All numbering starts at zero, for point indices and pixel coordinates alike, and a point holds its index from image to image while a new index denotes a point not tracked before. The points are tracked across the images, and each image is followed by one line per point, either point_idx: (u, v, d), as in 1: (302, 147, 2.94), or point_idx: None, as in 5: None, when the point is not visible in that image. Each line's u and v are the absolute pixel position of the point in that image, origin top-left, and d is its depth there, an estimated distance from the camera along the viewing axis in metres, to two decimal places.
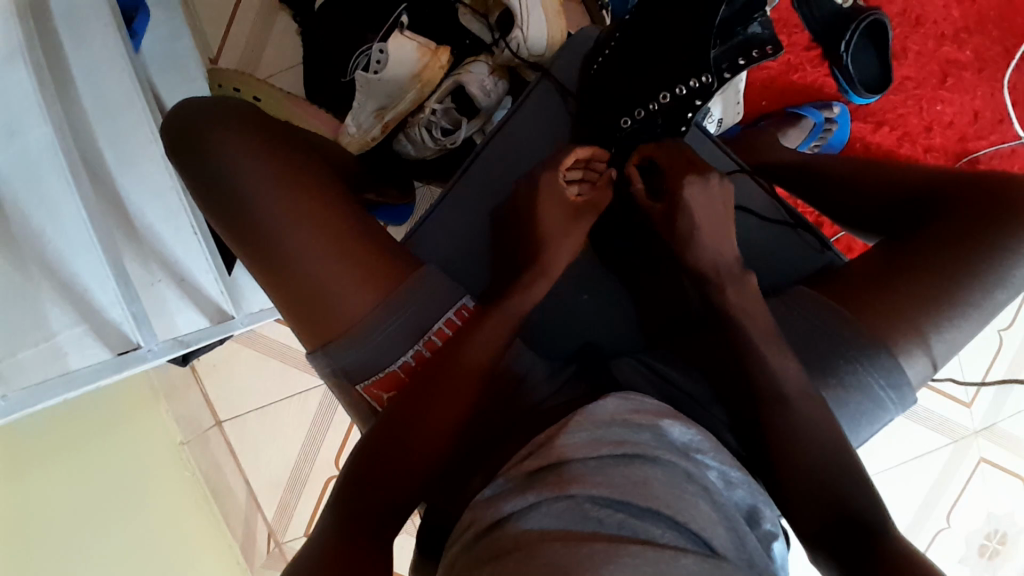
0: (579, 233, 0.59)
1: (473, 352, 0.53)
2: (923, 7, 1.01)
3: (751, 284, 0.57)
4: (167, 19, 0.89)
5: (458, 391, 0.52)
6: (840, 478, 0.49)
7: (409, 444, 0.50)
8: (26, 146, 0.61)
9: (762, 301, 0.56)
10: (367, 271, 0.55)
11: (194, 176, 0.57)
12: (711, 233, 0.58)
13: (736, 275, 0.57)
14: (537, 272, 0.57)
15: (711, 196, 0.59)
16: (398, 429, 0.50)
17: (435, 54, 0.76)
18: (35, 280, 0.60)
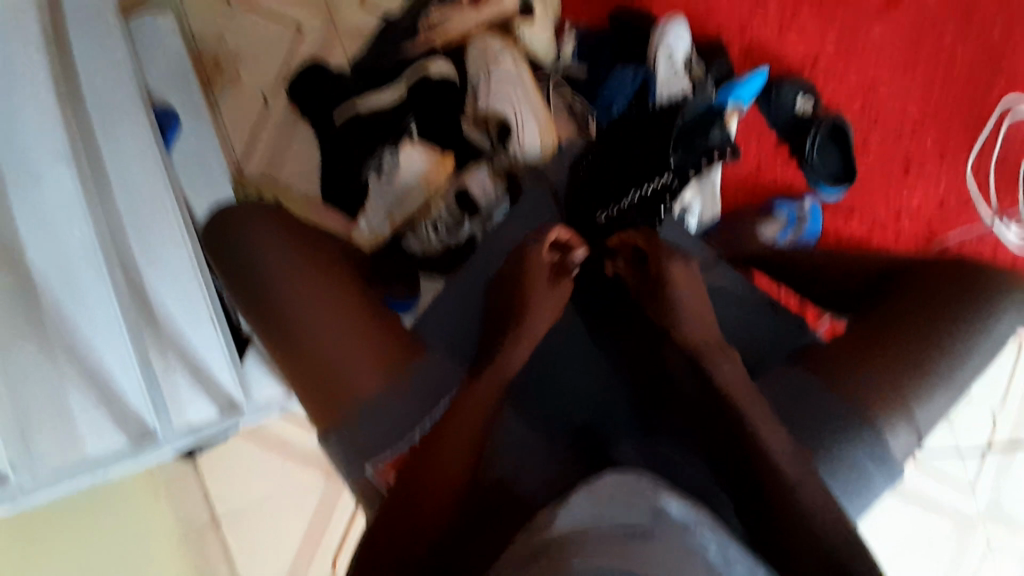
0: (557, 300, 0.66)
1: (465, 413, 0.57)
2: (882, 107, 1.11)
3: (736, 359, 0.60)
4: (195, 128, 0.99)
5: (461, 445, 0.55)
6: (846, 553, 0.48)
7: (411, 509, 0.52)
8: (67, 241, 0.66)
9: (740, 368, 0.59)
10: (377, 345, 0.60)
11: (228, 266, 0.65)
12: (701, 310, 0.63)
13: (720, 352, 0.60)
14: (517, 339, 0.63)
15: (692, 275, 0.65)
16: (409, 486, 0.53)
17: (441, 162, 0.88)
18: (62, 367, 0.63)
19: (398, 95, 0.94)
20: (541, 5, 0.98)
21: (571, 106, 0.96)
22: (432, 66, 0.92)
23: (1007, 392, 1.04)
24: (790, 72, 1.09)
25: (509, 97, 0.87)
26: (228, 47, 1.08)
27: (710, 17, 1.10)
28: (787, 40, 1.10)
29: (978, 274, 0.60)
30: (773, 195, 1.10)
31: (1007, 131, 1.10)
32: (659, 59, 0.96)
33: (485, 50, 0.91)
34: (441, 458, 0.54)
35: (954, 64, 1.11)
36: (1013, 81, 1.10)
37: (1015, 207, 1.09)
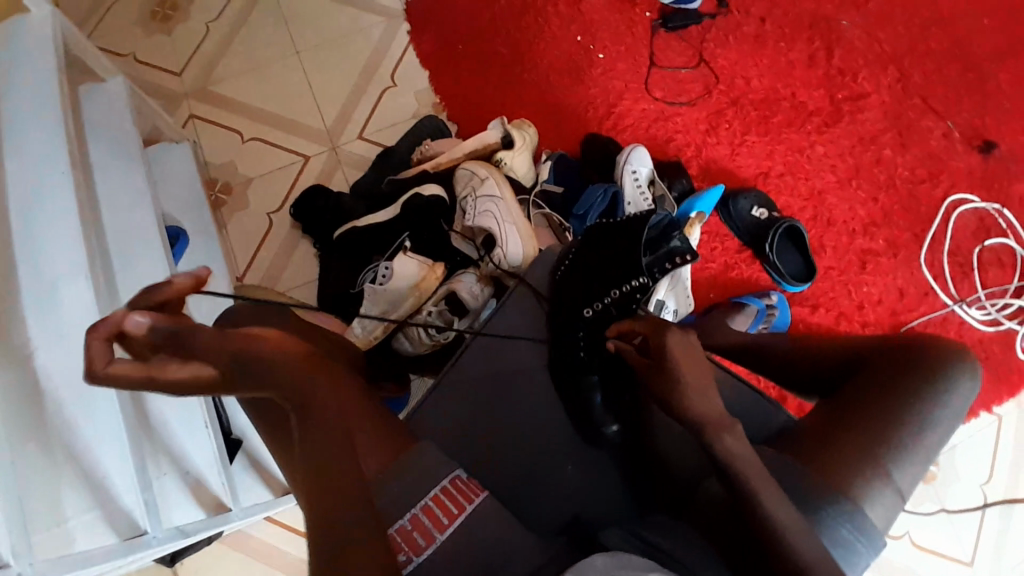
0: None
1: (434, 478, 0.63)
2: (832, 211, 1.23)
3: (740, 432, 0.58)
4: (203, 245, 1.08)
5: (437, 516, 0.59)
6: None
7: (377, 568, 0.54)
8: (78, 345, 0.63)
9: (746, 442, 0.58)
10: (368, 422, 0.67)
11: (230, 359, 0.73)
12: (698, 390, 0.59)
13: (726, 425, 0.58)
14: None
15: (689, 345, 0.63)
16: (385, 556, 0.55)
17: (432, 268, 0.93)
18: (60, 466, 0.60)
19: (394, 212, 1.02)
20: (518, 134, 1.08)
21: (550, 218, 1.06)
22: (425, 189, 1.01)
23: (993, 467, 1.09)
24: (742, 185, 1.23)
25: (492, 212, 0.96)
26: (239, 174, 1.20)
27: (670, 141, 1.25)
28: (739, 158, 1.24)
29: (935, 351, 0.65)
30: (742, 293, 1.18)
31: (954, 225, 1.21)
32: (625, 178, 1.09)
33: (472, 173, 1.02)
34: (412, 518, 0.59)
35: (894, 172, 1.24)
36: (951, 185, 1.22)
37: (975, 292, 1.17)
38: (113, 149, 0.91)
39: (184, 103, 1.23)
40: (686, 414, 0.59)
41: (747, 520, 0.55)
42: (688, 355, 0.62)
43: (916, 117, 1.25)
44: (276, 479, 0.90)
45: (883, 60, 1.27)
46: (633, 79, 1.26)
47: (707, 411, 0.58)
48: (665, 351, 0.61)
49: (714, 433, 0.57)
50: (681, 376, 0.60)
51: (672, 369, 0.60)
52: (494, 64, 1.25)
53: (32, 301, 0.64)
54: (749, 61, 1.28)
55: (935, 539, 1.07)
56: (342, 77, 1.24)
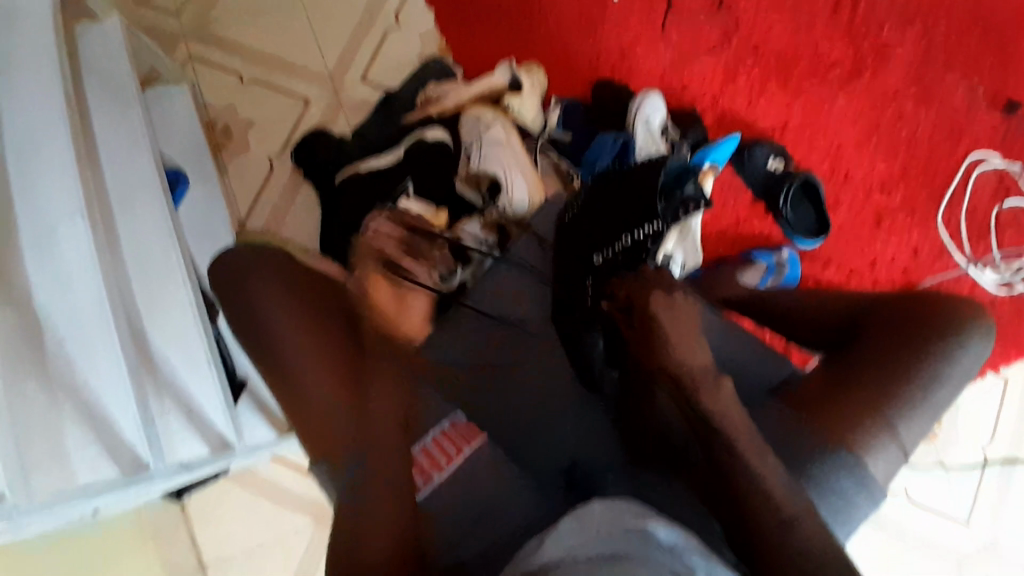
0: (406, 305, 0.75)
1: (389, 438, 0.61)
2: (849, 165, 1.18)
3: (726, 389, 0.59)
4: (204, 190, 1.06)
5: (381, 517, 0.55)
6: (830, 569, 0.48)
7: (356, 556, 0.52)
8: (76, 290, 0.64)
9: (739, 405, 0.59)
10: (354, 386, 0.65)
11: (229, 306, 0.71)
12: (680, 344, 0.63)
13: (712, 378, 0.60)
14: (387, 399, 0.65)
15: (677, 308, 0.65)
16: (357, 545, 0.53)
17: (436, 215, 0.93)
18: (60, 407, 0.59)
19: (396, 157, 1.01)
20: (528, 78, 1.05)
21: (558, 167, 1.04)
22: (429, 132, 1.00)
23: (997, 431, 1.09)
24: (759, 136, 1.19)
25: (497, 157, 0.94)
26: (239, 118, 1.16)
27: (684, 90, 1.19)
28: (755, 109, 1.19)
29: (950, 307, 0.63)
30: (751, 248, 1.15)
31: (974, 183, 1.16)
32: (637, 125, 1.05)
33: (477, 118, 0.99)
34: (380, 493, 0.57)
35: (916, 128, 1.18)
36: (974, 142, 1.17)
37: (990, 253, 1.14)
38: (105, 86, 0.88)
39: (181, 42, 1.18)
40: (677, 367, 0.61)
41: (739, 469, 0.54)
42: (676, 322, 0.64)
43: (943, 70, 1.19)
44: (280, 419, 0.89)
45: (913, 8, 1.20)
46: (648, 23, 1.20)
47: (696, 362, 0.62)
48: (648, 311, 0.65)
49: (700, 383, 0.60)
50: (661, 333, 0.63)
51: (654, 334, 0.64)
52: (501, 4, 1.18)
53: (30, 244, 0.64)
54: (771, 6, 1.21)
55: (932, 496, 1.08)
56: (344, 17, 1.19)
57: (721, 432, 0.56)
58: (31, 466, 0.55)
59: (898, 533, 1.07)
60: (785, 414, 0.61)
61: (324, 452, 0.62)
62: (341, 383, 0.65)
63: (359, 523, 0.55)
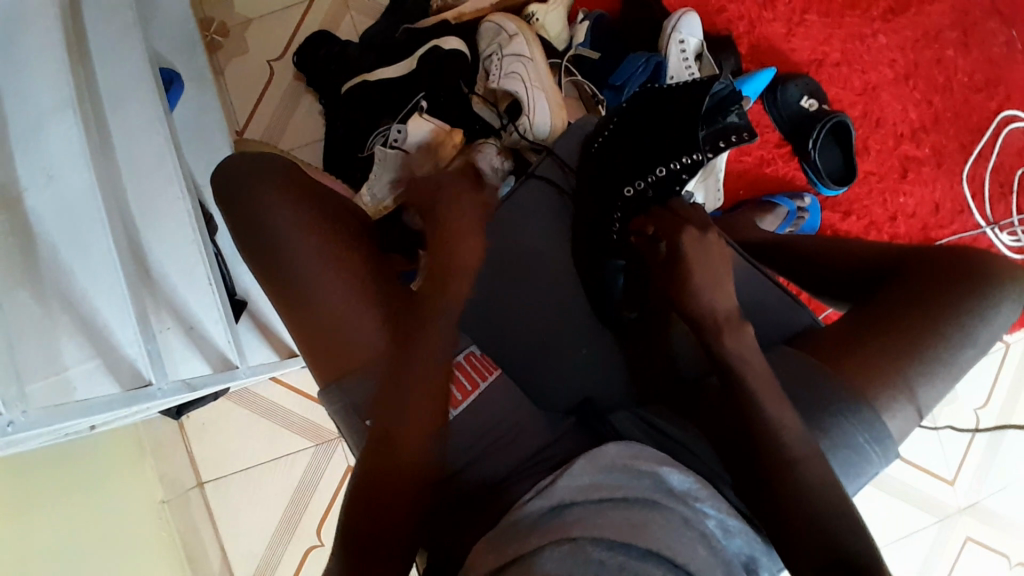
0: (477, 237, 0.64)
1: (426, 359, 0.57)
2: (883, 110, 1.11)
3: (749, 334, 0.58)
4: (198, 94, 0.99)
5: (408, 446, 0.54)
6: (835, 522, 0.48)
7: (377, 483, 0.52)
8: (65, 192, 0.60)
9: (757, 349, 0.58)
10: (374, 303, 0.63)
11: (229, 209, 0.66)
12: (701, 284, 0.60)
13: (734, 324, 0.59)
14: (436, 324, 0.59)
15: (709, 245, 0.62)
16: (379, 468, 0.53)
17: (449, 134, 0.88)
18: (55, 316, 0.56)
19: (407, 69, 0.93)
20: None
21: (580, 87, 0.97)
22: (446, 41, 0.92)
23: (992, 393, 1.10)
24: (794, 71, 1.11)
25: (518, 74, 0.87)
26: (235, 14, 1.07)
27: (720, 13, 1.10)
28: (793, 39, 1.11)
29: (989, 267, 0.61)
30: (774, 191, 1.10)
31: (1002, 141, 1.11)
32: (670, 48, 0.97)
33: (498, 28, 0.91)
34: (413, 419, 0.55)
35: (952, 76, 1.11)
36: (1007, 98, 1.12)
37: (1010, 216, 1.11)
38: None
39: None
40: (699, 307, 0.59)
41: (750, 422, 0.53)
42: (704, 260, 0.61)
43: (984, 17, 1.12)
44: (280, 342, 0.91)
45: None
46: None
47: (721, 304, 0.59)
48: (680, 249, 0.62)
49: (722, 321, 0.59)
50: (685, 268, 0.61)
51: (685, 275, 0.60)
52: None
53: (16, 139, 0.59)
54: None
55: (923, 453, 1.10)
56: None
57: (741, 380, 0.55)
58: (26, 377, 0.51)
59: (884, 486, 1.09)
60: (805, 365, 0.60)
61: (345, 372, 0.62)
62: (362, 298, 0.63)
63: (386, 446, 0.54)
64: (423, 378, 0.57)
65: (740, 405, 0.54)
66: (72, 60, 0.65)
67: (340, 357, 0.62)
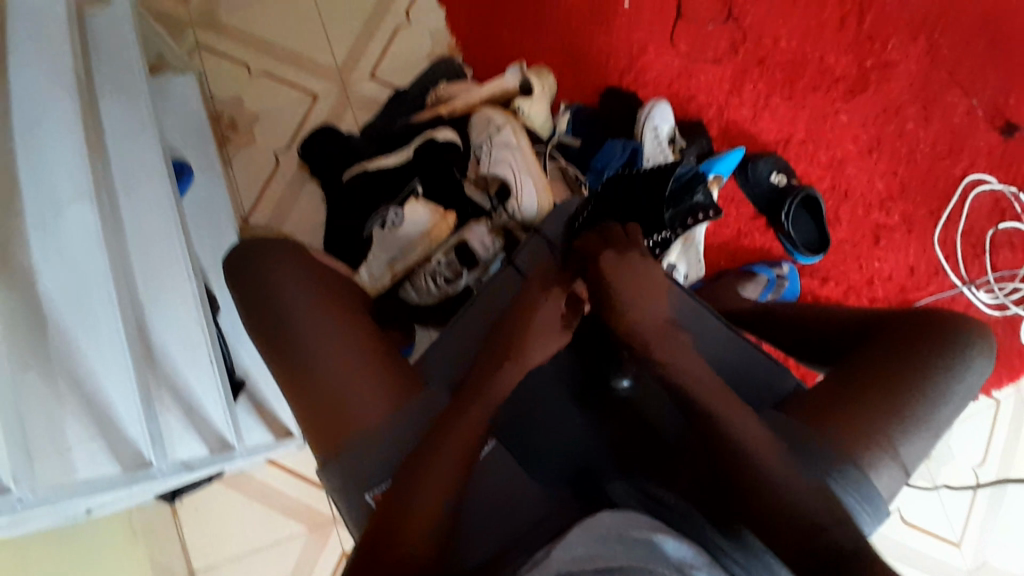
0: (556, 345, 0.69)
1: (461, 433, 0.60)
2: (850, 183, 1.19)
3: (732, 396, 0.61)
4: (208, 183, 1.06)
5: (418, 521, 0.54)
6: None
7: (379, 557, 0.52)
8: (82, 274, 0.62)
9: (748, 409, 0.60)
10: (376, 374, 0.65)
11: (236, 286, 0.70)
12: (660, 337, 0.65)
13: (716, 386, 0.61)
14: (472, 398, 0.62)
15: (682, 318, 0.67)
16: (384, 540, 0.53)
17: (443, 217, 0.93)
18: (62, 396, 0.58)
19: (404, 159, 1.01)
20: (538, 81, 1.06)
21: (564, 171, 1.04)
22: (439, 132, 1.00)
23: (989, 451, 1.11)
24: (763, 150, 1.19)
25: (509, 162, 0.94)
26: (246, 110, 1.16)
27: (691, 100, 1.20)
28: (760, 122, 1.20)
29: (956, 327, 0.64)
30: (752, 260, 1.16)
31: (970, 206, 1.18)
32: (645, 134, 1.07)
33: (488, 120, 0.99)
34: (425, 493, 0.56)
35: (915, 147, 1.20)
36: (970, 164, 1.19)
37: (985, 274, 1.16)
38: (115, 74, 0.87)
39: (188, 30, 1.18)
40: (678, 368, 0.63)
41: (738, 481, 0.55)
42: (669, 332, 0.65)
43: (942, 91, 1.21)
44: (278, 422, 0.91)
45: (917, 27, 1.22)
46: (657, 32, 1.21)
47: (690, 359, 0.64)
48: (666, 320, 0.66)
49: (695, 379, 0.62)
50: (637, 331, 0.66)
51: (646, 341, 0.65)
52: (513, 7, 1.19)
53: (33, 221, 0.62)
54: (779, 20, 1.22)
55: (925, 515, 1.09)
56: (354, 12, 1.19)
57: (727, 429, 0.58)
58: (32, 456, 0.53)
59: (890, 551, 1.08)
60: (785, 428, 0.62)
61: (344, 444, 0.62)
62: (369, 372, 0.65)
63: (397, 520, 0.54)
64: (460, 449, 0.59)
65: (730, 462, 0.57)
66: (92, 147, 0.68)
67: (341, 429, 0.63)
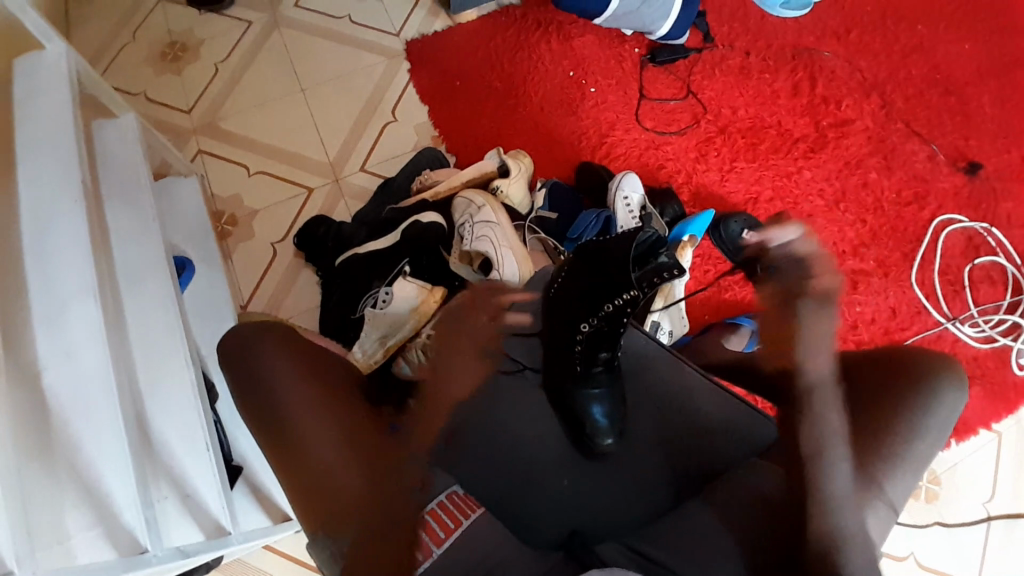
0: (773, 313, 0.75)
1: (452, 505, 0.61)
2: (822, 232, 1.25)
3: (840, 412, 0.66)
4: (208, 273, 1.11)
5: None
6: None
7: None
8: (80, 372, 0.64)
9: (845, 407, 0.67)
10: (355, 433, 0.68)
11: (228, 369, 0.73)
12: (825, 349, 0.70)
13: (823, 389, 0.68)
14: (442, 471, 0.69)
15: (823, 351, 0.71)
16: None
17: (432, 292, 0.98)
18: (63, 486, 0.60)
19: (394, 239, 1.08)
20: (514, 163, 1.14)
21: (544, 242, 1.09)
22: (425, 215, 1.08)
23: (996, 486, 1.10)
24: (733, 209, 1.26)
25: (489, 237, 1.00)
26: (245, 206, 1.24)
27: (661, 168, 1.29)
28: (728, 184, 1.28)
29: (924, 362, 0.66)
30: (735, 313, 1.20)
31: (943, 243, 1.23)
32: (617, 204, 1.15)
33: (469, 202, 1.06)
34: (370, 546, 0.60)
35: (880, 195, 1.27)
36: (938, 206, 1.25)
37: (968, 310, 1.19)
38: (122, 179, 0.94)
39: (192, 138, 1.29)
40: (801, 369, 0.70)
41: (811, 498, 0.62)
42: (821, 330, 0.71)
43: (901, 140, 1.30)
44: (275, 504, 0.92)
45: (866, 87, 1.33)
46: (623, 111, 1.32)
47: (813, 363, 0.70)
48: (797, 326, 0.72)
49: (815, 395, 0.68)
50: (800, 333, 0.72)
51: (801, 337, 0.72)
52: (491, 99, 1.31)
53: (40, 322, 0.65)
54: (735, 92, 1.34)
55: (940, 556, 1.07)
56: (345, 112, 1.30)
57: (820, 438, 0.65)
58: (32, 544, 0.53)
59: None
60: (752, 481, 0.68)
61: (331, 515, 0.63)
62: (348, 441, 0.67)
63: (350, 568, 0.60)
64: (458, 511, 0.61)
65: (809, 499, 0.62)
66: (94, 246, 0.72)
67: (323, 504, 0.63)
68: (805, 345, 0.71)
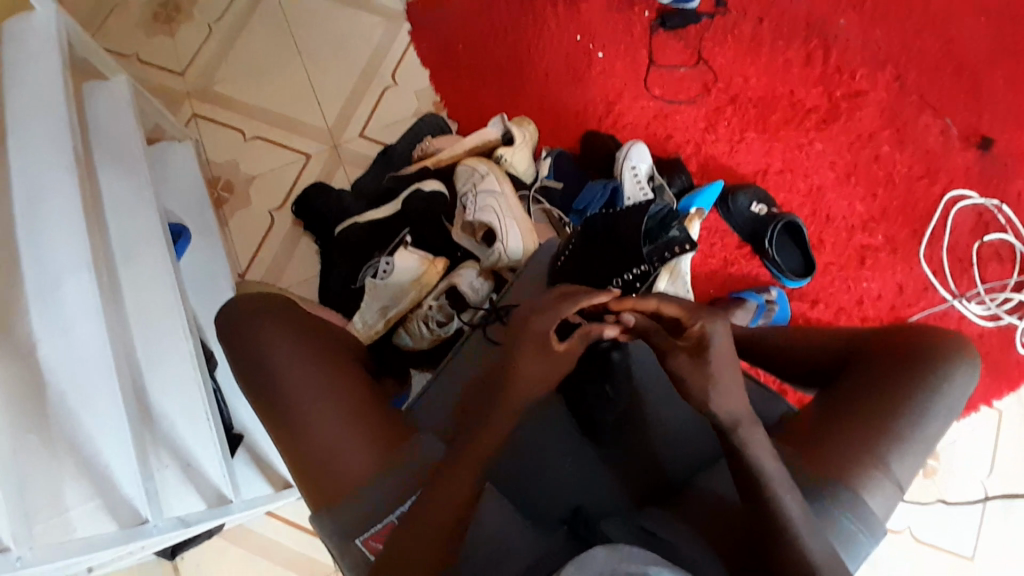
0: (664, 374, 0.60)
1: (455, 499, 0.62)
2: (830, 207, 1.22)
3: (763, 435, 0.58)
4: (206, 244, 1.08)
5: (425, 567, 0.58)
6: None
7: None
8: (76, 345, 0.62)
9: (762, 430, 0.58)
10: (339, 412, 0.66)
11: (228, 344, 0.72)
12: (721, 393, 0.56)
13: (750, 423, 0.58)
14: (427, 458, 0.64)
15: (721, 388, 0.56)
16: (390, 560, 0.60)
17: (433, 263, 0.96)
18: (61, 460, 0.58)
19: (394, 208, 1.07)
20: (519, 130, 1.10)
21: (548, 213, 1.10)
22: (425, 185, 1.06)
23: (994, 461, 1.10)
24: (742, 182, 1.23)
25: (492, 207, 0.97)
26: (240, 173, 1.21)
27: (669, 139, 1.25)
28: (737, 155, 1.24)
29: (935, 344, 0.65)
30: (741, 288, 1.19)
31: (953, 220, 1.21)
32: (624, 173, 1.12)
33: (472, 170, 1.03)
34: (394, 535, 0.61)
35: (893, 168, 1.24)
36: (949, 181, 1.23)
37: (975, 287, 1.17)
38: (113, 145, 0.90)
39: (186, 103, 1.25)
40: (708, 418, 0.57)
41: (762, 522, 0.57)
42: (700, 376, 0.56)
43: (916, 113, 1.26)
44: (278, 475, 0.92)
45: (882, 57, 1.28)
46: (631, 78, 1.27)
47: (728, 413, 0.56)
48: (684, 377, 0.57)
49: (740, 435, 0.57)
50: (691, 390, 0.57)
51: (687, 388, 0.57)
52: (494, 65, 1.26)
53: (32, 293, 0.62)
54: (747, 61, 1.29)
55: (935, 530, 1.08)
56: (343, 77, 1.26)
57: (754, 473, 0.57)
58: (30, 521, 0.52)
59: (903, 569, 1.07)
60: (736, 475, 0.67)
61: (337, 495, 0.64)
62: (352, 423, 0.66)
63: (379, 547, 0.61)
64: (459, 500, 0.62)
65: (773, 524, 0.56)
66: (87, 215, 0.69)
67: (325, 483, 0.65)
68: (702, 398, 0.56)
